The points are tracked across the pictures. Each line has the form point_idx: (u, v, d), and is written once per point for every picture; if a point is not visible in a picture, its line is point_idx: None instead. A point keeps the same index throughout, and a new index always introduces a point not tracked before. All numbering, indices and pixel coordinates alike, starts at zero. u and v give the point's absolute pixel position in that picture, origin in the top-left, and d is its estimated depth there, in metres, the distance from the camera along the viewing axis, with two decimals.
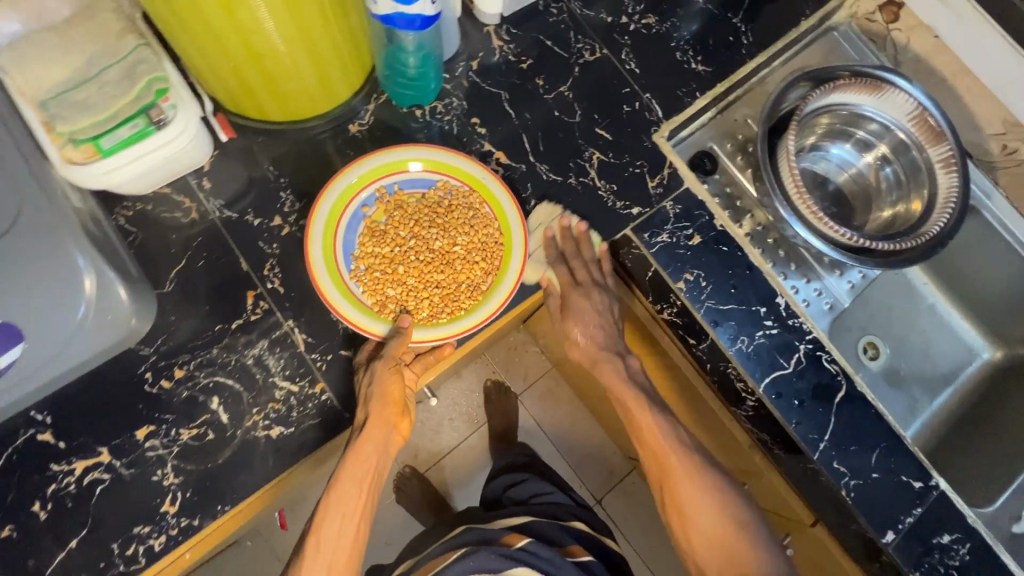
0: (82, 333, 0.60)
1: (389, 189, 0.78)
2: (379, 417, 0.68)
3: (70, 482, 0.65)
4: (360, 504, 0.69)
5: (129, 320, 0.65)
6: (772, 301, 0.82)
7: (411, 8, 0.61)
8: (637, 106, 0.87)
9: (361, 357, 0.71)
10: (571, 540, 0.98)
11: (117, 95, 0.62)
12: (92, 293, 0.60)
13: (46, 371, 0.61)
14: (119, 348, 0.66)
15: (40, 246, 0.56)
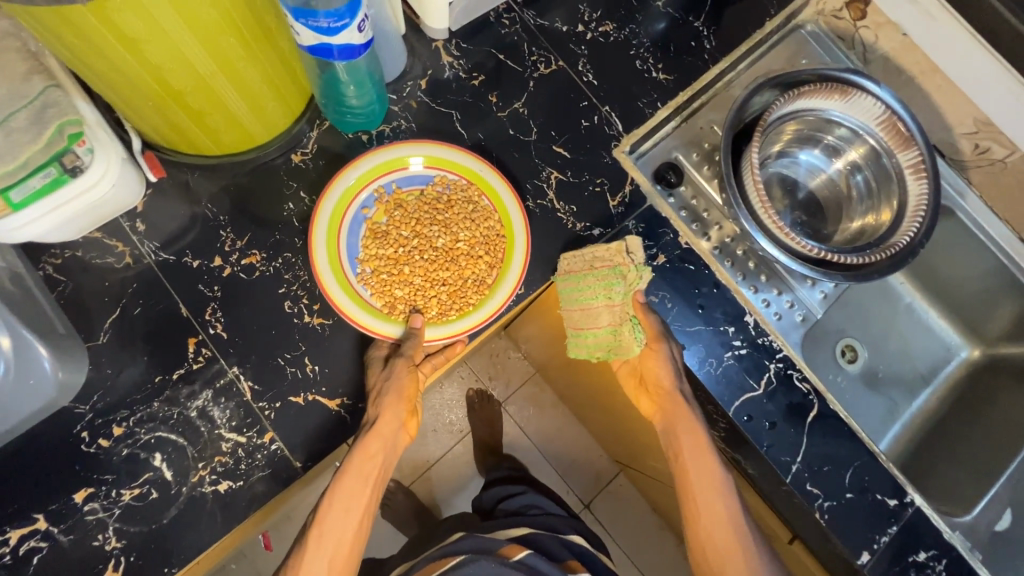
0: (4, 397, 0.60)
1: (387, 187, 0.74)
2: (393, 415, 0.67)
3: (5, 553, 0.61)
4: (365, 502, 0.67)
5: (53, 374, 0.62)
6: (741, 319, 0.79)
7: (337, 39, 0.57)
8: (596, 120, 0.83)
9: (375, 352, 0.69)
10: (569, 556, 0.95)
11: (25, 142, 0.58)
12: (9, 351, 0.59)
13: None
14: (50, 409, 0.64)
15: None
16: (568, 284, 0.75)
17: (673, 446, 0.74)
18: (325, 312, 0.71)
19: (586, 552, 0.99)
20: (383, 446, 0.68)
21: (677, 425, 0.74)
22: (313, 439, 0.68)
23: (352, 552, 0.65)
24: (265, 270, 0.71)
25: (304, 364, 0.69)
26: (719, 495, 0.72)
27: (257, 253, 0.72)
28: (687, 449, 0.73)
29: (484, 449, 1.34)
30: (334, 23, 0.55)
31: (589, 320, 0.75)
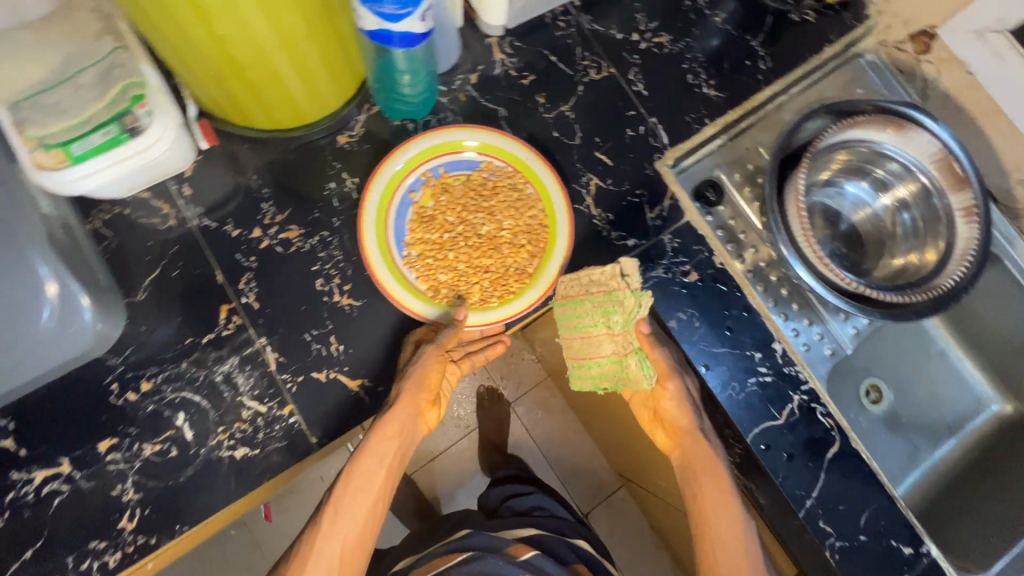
0: (46, 341, 0.62)
1: (434, 172, 0.75)
2: (416, 397, 0.67)
3: (29, 491, 0.63)
4: (380, 485, 0.67)
5: (93, 324, 0.63)
6: (768, 345, 0.78)
7: (399, 25, 0.58)
8: (642, 130, 0.83)
9: (416, 335, 0.70)
10: (575, 559, 0.97)
11: (91, 100, 0.60)
12: (56, 299, 0.61)
13: (13, 381, 0.62)
14: (85, 358, 0.65)
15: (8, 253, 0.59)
16: (567, 309, 0.71)
17: (691, 480, 0.70)
18: (355, 294, 0.72)
19: (591, 558, 1.00)
20: (403, 428, 0.68)
21: (695, 461, 0.71)
22: (330, 417, 0.69)
23: (365, 531, 0.65)
24: (301, 246, 0.73)
25: (330, 343, 0.70)
26: (740, 539, 0.68)
27: (295, 228, 0.73)
28: (709, 485, 0.70)
29: (489, 446, 1.35)
30: (398, 9, 0.56)
31: (591, 348, 0.71)
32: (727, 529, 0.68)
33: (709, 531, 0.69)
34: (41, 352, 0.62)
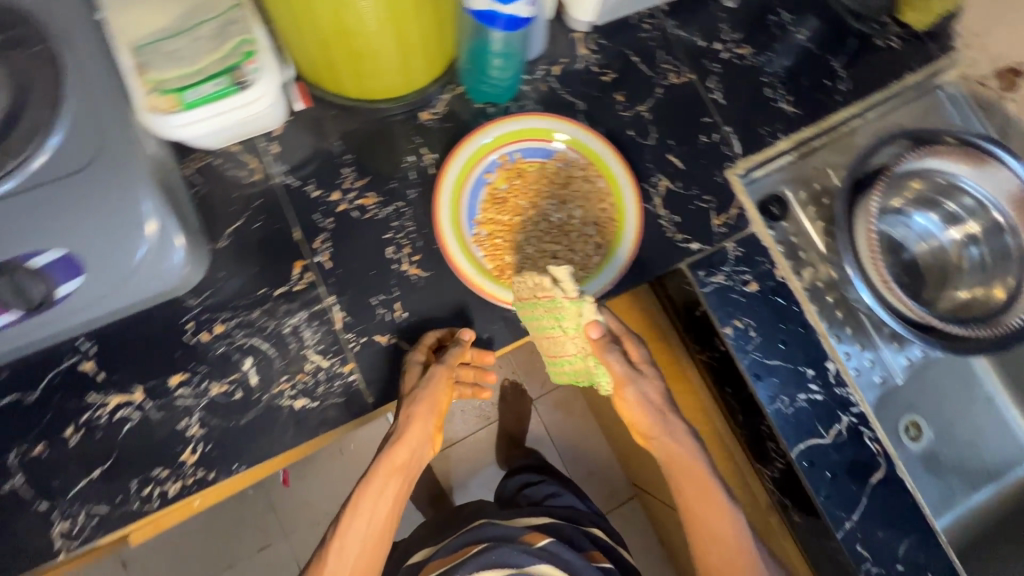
0: (136, 278, 0.62)
1: (510, 156, 0.77)
2: (424, 423, 0.70)
3: (102, 414, 0.67)
4: (388, 507, 0.69)
5: (181, 267, 0.64)
6: (822, 364, 0.78)
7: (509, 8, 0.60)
8: (715, 138, 0.83)
9: (414, 356, 0.70)
10: (591, 546, 0.97)
11: (206, 51, 0.63)
12: (153, 238, 0.61)
13: (98, 309, 0.63)
14: (167, 297, 0.67)
15: (109, 184, 0.59)
16: (527, 311, 0.70)
17: (686, 493, 0.71)
18: (423, 265, 0.74)
19: (606, 546, 1.01)
20: (410, 451, 0.71)
21: (677, 465, 0.72)
22: (388, 380, 0.71)
23: (375, 550, 0.68)
24: (376, 213, 0.75)
25: (394, 309, 0.73)
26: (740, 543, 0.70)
27: (372, 196, 0.76)
28: (702, 492, 0.71)
29: (507, 440, 1.37)
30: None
31: (558, 348, 0.71)
32: (727, 535, 0.70)
33: (709, 540, 0.71)
34: (122, 292, 0.62)
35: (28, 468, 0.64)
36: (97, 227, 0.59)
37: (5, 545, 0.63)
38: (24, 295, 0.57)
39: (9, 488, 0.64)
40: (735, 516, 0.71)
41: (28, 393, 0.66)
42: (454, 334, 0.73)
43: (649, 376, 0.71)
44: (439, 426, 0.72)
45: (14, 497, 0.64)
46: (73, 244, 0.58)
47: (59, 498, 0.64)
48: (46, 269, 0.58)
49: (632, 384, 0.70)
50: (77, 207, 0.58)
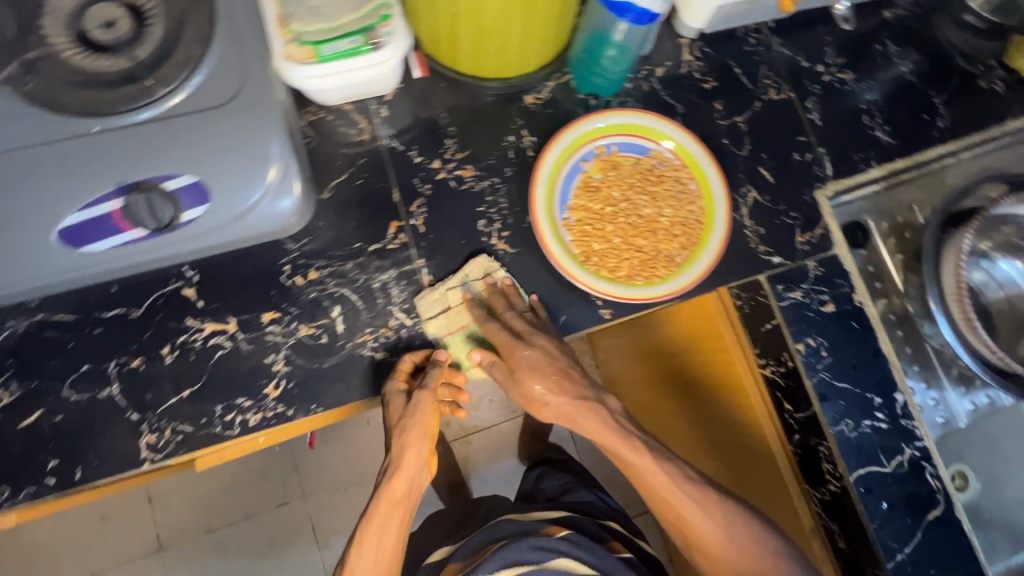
0: (250, 216, 0.64)
1: (607, 149, 0.79)
2: (419, 450, 0.72)
3: (197, 339, 0.70)
4: (394, 538, 0.70)
5: (290, 213, 0.66)
6: (891, 394, 0.78)
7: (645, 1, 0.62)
8: (808, 157, 0.84)
9: (394, 387, 0.69)
10: (610, 537, 1.00)
11: (347, 10, 0.67)
12: (272, 182, 0.64)
13: (207, 241, 0.65)
14: (270, 238, 0.69)
15: (244, 126, 0.63)
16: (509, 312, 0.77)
17: (664, 503, 0.70)
18: (512, 242, 0.76)
19: (623, 536, 1.04)
20: (409, 481, 0.72)
21: (619, 454, 0.71)
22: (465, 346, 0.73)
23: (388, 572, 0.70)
24: (472, 186, 0.78)
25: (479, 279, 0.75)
26: (730, 545, 0.68)
27: (471, 169, 0.78)
28: (668, 497, 0.69)
29: (531, 434, 1.47)
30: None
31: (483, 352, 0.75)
32: (716, 540, 0.68)
33: (703, 549, 0.69)
34: (235, 228, 0.65)
35: (126, 378, 0.68)
36: (229, 159, 0.62)
37: (97, 447, 0.67)
38: (156, 213, 0.61)
39: (106, 395, 0.68)
40: (717, 518, 0.68)
41: (134, 309, 0.70)
42: (430, 357, 0.73)
43: (529, 372, 0.71)
44: (433, 450, 0.74)
45: (110, 403, 0.68)
46: (206, 172, 0.62)
47: (151, 411, 0.68)
48: (178, 193, 0.62)
49: (531, 383, 0.72)
50: (215, 136, 0.62)
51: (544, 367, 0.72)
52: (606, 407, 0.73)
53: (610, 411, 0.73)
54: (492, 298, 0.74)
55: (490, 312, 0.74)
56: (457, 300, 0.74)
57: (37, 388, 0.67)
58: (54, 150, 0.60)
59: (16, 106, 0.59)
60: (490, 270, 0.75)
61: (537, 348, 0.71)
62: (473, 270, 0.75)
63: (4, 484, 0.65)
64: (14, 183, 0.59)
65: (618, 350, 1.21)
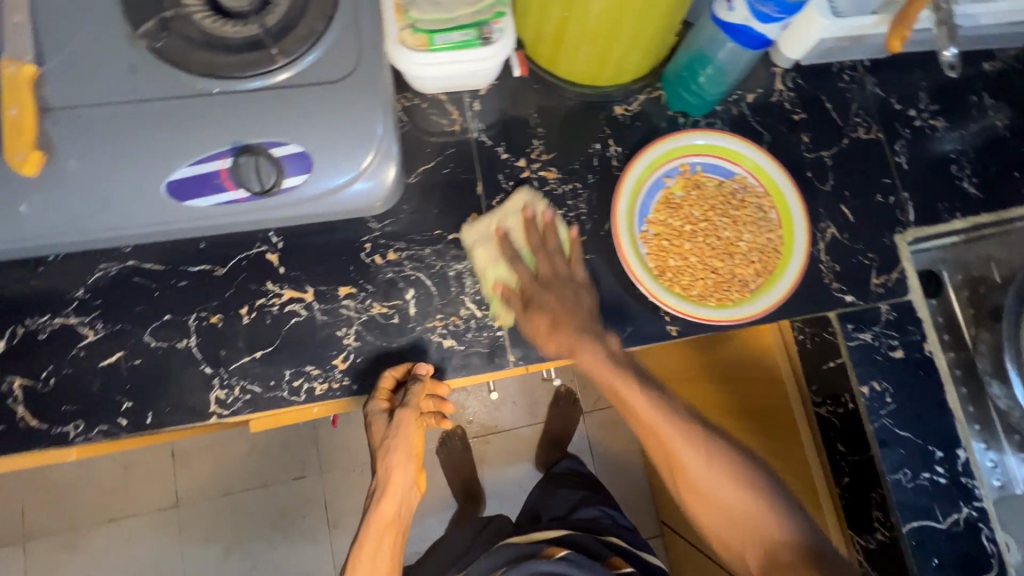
0: (343, 195, 0.67)
1: (692, 167, 0.79)
2: (404, 470, 0.75)
3: (275, 303, 0.72)
4: (389, 555, 0.77)
5: (376, 198, 0.68)
6: (953, 449, 0.76)
7: (765, 27, 0.62)
8: (891, 201, 0.83)
9: (375, 407, 0.71)
10: (610, 553, 1.02)
11: (464, 3, 0.68)
12: (367, 167, 0.66)
13: (299, 211, 0.67)
14: (356, 215, 0.71)
15: (351, 108, 0.65)
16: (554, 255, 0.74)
17: (650, 434, 0.68)
18: (587, 247, 0.77)
19: (626, 550, 1.06)
20: (397, 502, 0.77)
21: (612, 385, 0.69)
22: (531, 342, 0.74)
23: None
24: (554, 188, 0.79)
25: None
26: (712, 477, 0.66)
27: (554, 171, 0.79)
28: (652, 426, 0.67)
29: (548, 438, 1.48)
30: (776, 13, 0.61)
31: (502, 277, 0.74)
32: (698, 470, 0.66)
33: (687, 479, 0.67)
34: (327, 204, 0.67)
35: (203, 332, 0.70)
36: (336, 132, 0.64)
37: (169, 395, 0.69)
38: (260, 176, 0.62)
39: (184, 346, 0.70)
40: (702, 450, 0.67)
41: (218, 267, 0.72)
42: (411, 370, 0.72)
43: (540, 309, 0.70)
44: (418, 468, 0.78)
45: (187, 355, 0.70)
46: (311, 142, 0.64)
47: (223, 366, 0.70)
48: (283, 160, 0.64)
49: (539, 317, 0.70)
50: (326, 109, 0.64)
51: (557, 308, 0.70)
52: (605, 341, 0.70)
53: (608, 347, 0.70)
54: (526, 232, 0.74)
55: (520, 249, 0.74)
56: (493, 232, 0.75)
57: (121, 331, 0.70)
58: (175, 107, 0.62)
59: (148, 61, 0.62)
60: (533, 205, 0.76)
61: (555, 292, 0.71)
62: (517, 204, 0.76)
63: (79, 418, 0.67)
64: (135, 133, 0.61)
65: None
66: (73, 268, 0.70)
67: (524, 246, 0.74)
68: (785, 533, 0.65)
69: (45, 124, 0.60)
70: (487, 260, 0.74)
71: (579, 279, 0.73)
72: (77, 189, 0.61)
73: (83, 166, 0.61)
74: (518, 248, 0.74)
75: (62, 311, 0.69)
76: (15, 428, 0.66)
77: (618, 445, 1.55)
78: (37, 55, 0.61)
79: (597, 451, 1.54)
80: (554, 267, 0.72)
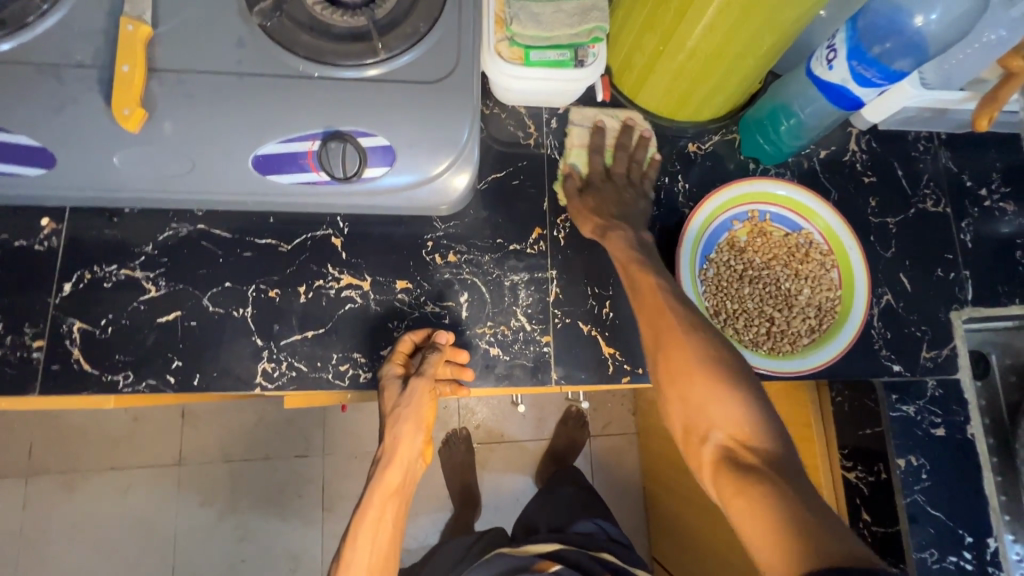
0: (412, 196, 0.68)
1: (760, 215, 0.79)
2: (412, 441, 0.69)
3: (332, 287, 0.73)
4: (391, 527, 0.69)
5: (439, 205, 0.69)
6: (983, 537, 0.76)
7: (862, 90, 0.65)
8: (951, 277, 0.83)
9: (389, 370, 0.69)
10: (602, 570, 1.02)
11: (564, 24, 0.68)
12: (437, 175, 0.67)
13: (370, 202, 0.68)
14: (418, 213, 0.72)
15: (437, 115, 0.66)
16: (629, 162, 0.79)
17: (647, 312, 0.65)
18: None
19: (619, 567, 1.05)
20: (403, 472, 0.70)
21: (631, 274, 0.68)
22: (576, 363, 0.75)
23: (388, 558, 0.68)
24: None
25: (604, 305, 0.76)
26: (699, 367, 0.58)
27: None
28: (654, 305, 0.64)
29: (550, 457, 1.48)
30: (876, 78, 0.63)
31: (577, 158, 0.80)
32: (691, 362, 0.59)
33: (670, 366, 0.60)
34: (395, 199, 0.68)
35: (260, 304, 0.72)
36: (424, 130, 0.66)
37: (219, 360, 0.70)
38: (345, 163, 0.64)
39: (239, 314, 0.71)
40: (698, 338, 0.60)
41: (283, 243, 0.74)
42: (430, 337, 0.72)
43: (594, 195, 0.75)
44: (427, 440, 0.71)
45: (241, 324, 0.71)
46: (400, 137, 0.65)
47: (275, 340, 0.71)
48: (368, 151, 0.65)
49: (590, 198, 0.75)
50: (419, 107, 0.66)
51: (608, 198, 0.75)
52: (638, 236, 0.73)
53: (641, 240, 0.72)
54: (619, 135, 0.79)
55: (604, 146, 0.79)
56: (594, 122, 0.80)
57: (182, 291, 0.71)
58: (274, 85, 0.64)
59: (255, 37, 0.65)
60: (635, 120, 0.80)
61: (613, 188, 0.76)
62: (625, 111, 0.81)
63: (129, 369, 0.69)
64: (233, 104, 0.63)
65: None
66: (146, 223, 0.72)
67: (610, 146, 0.79)
68: (757, 438, 0.53)
69: (151, 84, 0.62)
70: (576, 142, 0.80)
71: (641, 190, 0.77)
72: (169, 149, 0.63)
73: (178, 129, 0.62)
74: (606, 143, 0.79)
75: (129, 263, 0.71)
76: (67, 369, 0.68)
77: (621, 473, 1.54)
78: (152, 17, 0.63)
79: (599, 474, 1.53)
80: (626, 168, 0.78)
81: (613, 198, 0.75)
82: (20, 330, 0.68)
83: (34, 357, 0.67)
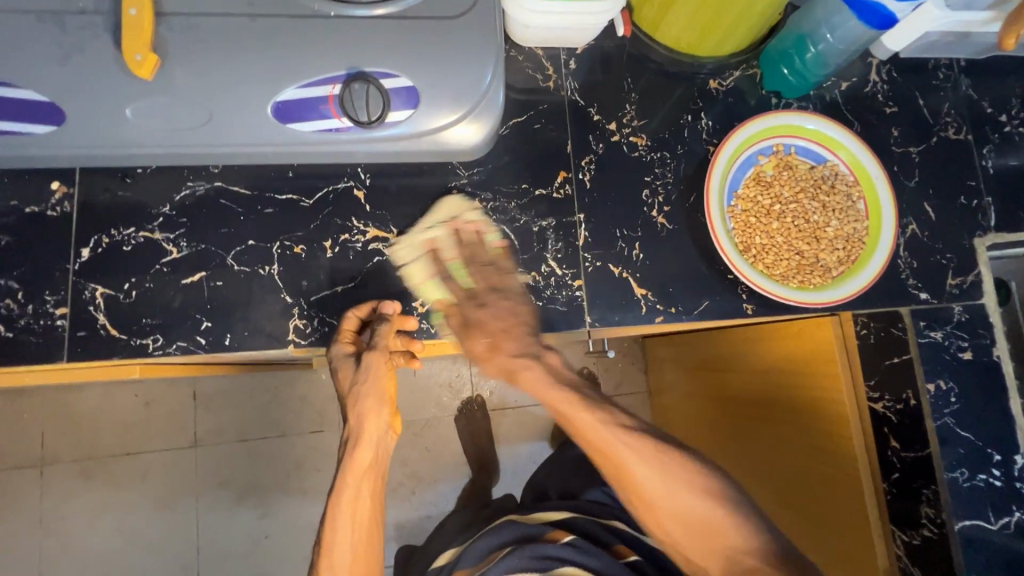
0: (434, 140, 0.66)
1: (786, 148, 0.78)
2: (377, 416, 0.69)
3: (358, 241, 0.72)
4: (369, 502, 0.69)
5: (459, 149, 0.69)
6: (1010, 455, 0.78)
7: (898, 4, 0.67)
8: (974, 204, 0.83)
9: (338, 350, 0.68)
10: (615, 540, 0.90)
11: None
12: (461, 118, 0.65)
13: (391, 146, 0.66)
14: (438, 159, 0.71)
15: (462, 55, 0.64)
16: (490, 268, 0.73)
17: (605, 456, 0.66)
18: (671, 217, 0.77)
19: (631, 538, 0.92)
20: (373, 449, 0.70)
21: (558, 405, 0.69)
22: (608, 305, 0.74)
23: (371, 532, 0.69)
24: (643, 155, 0.78)
25: (634, 247, 0.76)
26: (667, 491, 0.65)
27: (644, 138, 0.79)
28: (601, 443, 0.66)
29: None
30: None
31: (449, 280, 0.72)
32: (661, 489, 0.65)
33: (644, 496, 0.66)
34: (416, 146, 0.66)
35: (286, 261, 0.70)
36: (446, 72, 0.63)
37: (249, 320, 0.68)
38: (369, 107, 0.62)
39: (266, 272, 0.69)
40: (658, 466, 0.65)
41: (305, 198, 0.72)
42: (375, 309, 0.70)
43: (477, 328, 0.70)
44: (394, 412, 0.72)
45: (268, 282, 0.69)
46: (422, 78, 0.63)
47: (304, 297, 0.69)
48: (391, 93, 0.63)
49: (477, 338, 0.71)
50: (438, 46, 0.63)
51: (495, 329, 0.70)
52: (545, 361, 0.70)
53: (548, 366, 0.70)
54: (460, 248, 0.72)
55: (453, 264, 0.73)
56: (422, 248, 0.72)
57: (204, 252, 0.69)
58: (290, 26, 0.61)
59: None
60: (460, 215, 0.73)
61: (490, 308, 0.70)
62: (447, 211, 0.73)
63: (158, 333, 0.67)
64: (248, 48, 0.60)
65: (676, 355, 1.23)
66: (162, 184, 0.70)
67: (454, 259, 0.73)
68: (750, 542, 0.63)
69: (160, 29, 0.59)
70: (423, 277, 0.72)
71: (517, 290, 0.72)
72: (183, 98, 0.60)
73: (191, 76, 0.59)
74: (450, 259, 0.73)
75: (147, 225, 0.69)
76: (93, 335, 0.66)
77: None
78: None
79: None
80: (486, 278, 0.72)
81: (509, 317, 0.70)
82: (41, 299, 0.66)
83: (59, 325, 0.66)
